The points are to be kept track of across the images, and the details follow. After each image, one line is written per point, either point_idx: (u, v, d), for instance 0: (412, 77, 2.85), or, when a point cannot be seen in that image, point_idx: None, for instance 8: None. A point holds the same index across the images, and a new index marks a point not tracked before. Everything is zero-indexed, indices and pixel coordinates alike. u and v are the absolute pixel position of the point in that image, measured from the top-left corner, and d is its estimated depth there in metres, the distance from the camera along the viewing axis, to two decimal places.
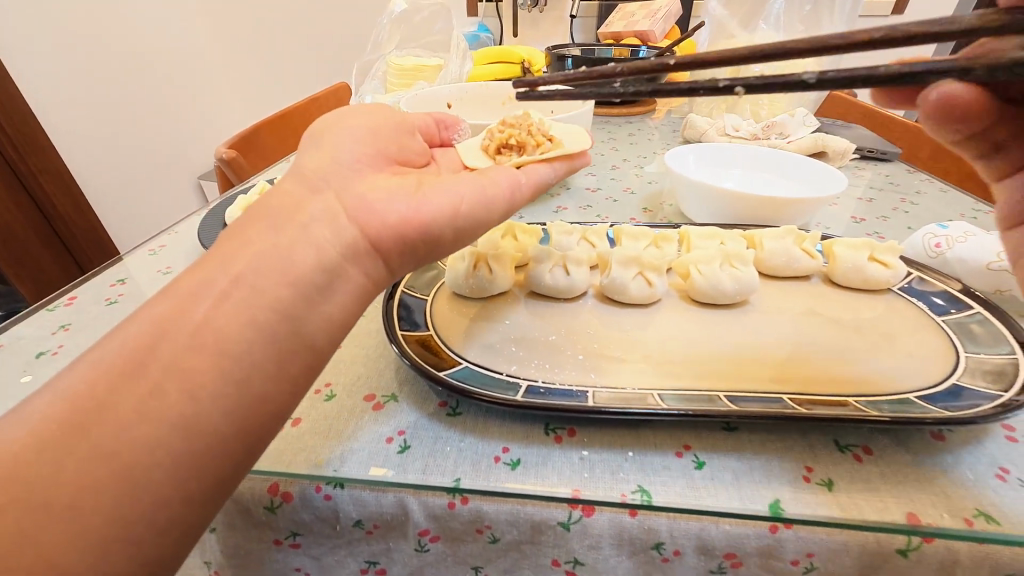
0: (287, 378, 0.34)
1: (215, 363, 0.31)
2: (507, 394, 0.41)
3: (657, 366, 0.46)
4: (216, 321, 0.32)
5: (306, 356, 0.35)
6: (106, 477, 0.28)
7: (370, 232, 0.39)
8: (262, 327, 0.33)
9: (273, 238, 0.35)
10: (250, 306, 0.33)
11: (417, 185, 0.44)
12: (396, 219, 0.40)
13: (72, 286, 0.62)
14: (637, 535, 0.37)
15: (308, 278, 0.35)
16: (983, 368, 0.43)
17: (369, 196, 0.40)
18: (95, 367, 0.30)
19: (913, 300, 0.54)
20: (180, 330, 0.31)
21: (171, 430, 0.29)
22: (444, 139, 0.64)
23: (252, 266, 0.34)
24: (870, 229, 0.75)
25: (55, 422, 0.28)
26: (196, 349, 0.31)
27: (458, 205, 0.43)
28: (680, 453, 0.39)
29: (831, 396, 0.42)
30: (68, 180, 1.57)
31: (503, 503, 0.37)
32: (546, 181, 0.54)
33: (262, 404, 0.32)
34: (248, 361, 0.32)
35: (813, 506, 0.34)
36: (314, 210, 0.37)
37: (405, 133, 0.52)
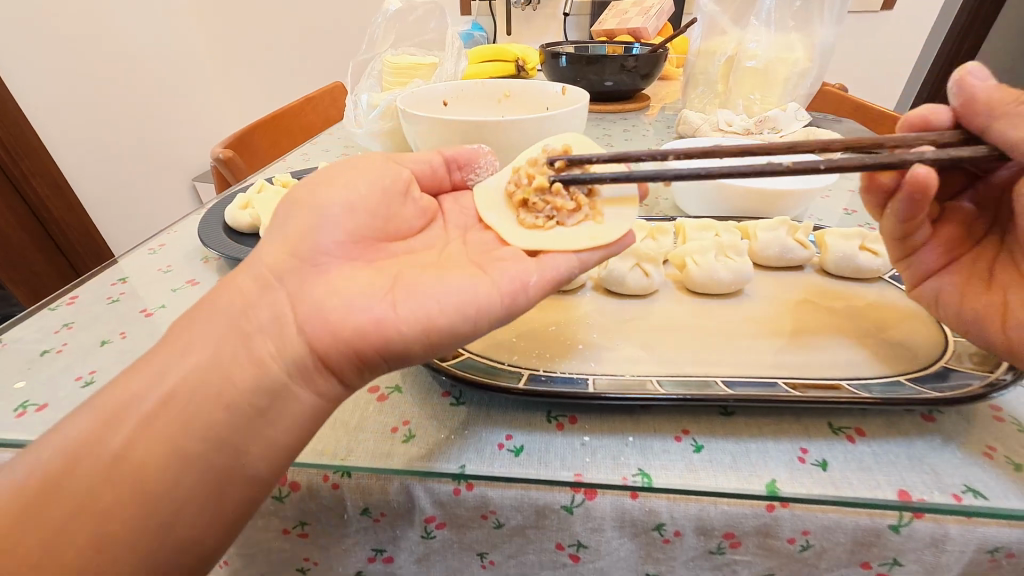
0: (216, 513, 0.34)
1: (132, 506, 0.32)
2: (509, 382, 0.42)
3: (656, 355, 0.47)
4: (137, 453, 0.33)
5: (240, 489, 0.35)
6: (117, 503, 0.32)
7: (319, 347, 0.37)
8: (187, 461, 0.33)
9: (212, 351, 0.36)
10: (176, 439, 0.33)
11: (392, 286, 0.41)
12: (351, 331, 0.37)
13: (72, 286, 0.63)
14: (639, 517, 0.38)
15: (244, 404, 0.35)
16: (971, 351, 0.45)
17: (326, 303, 0.38)
18: (117, 398, 0.34)
19: (903, 289, 0.55)
20: (101, 459, 0.32)
21: (175, 466, 0.33)
22: (456, 182, 0.60)
23: (186, 391, 0.35)
24: (862, 221, 0.76)
25: (79, 450, 0.33)
26: (111, 487, 0.32)
27: (431, 324, 0.38)
28: (679, 438, 0.40)
29: (824, 380, 0.43)
30: (60, 183, 1.55)
31: (507, 489, 0.38)
32: (564, 276, 0.45)
33: (184, 547, 0.33)
34: (173, 499, 0.33)
35: (807, 484, 0.36)
36: (261, 318, 0.38)
37: (399, 198, 0.50)
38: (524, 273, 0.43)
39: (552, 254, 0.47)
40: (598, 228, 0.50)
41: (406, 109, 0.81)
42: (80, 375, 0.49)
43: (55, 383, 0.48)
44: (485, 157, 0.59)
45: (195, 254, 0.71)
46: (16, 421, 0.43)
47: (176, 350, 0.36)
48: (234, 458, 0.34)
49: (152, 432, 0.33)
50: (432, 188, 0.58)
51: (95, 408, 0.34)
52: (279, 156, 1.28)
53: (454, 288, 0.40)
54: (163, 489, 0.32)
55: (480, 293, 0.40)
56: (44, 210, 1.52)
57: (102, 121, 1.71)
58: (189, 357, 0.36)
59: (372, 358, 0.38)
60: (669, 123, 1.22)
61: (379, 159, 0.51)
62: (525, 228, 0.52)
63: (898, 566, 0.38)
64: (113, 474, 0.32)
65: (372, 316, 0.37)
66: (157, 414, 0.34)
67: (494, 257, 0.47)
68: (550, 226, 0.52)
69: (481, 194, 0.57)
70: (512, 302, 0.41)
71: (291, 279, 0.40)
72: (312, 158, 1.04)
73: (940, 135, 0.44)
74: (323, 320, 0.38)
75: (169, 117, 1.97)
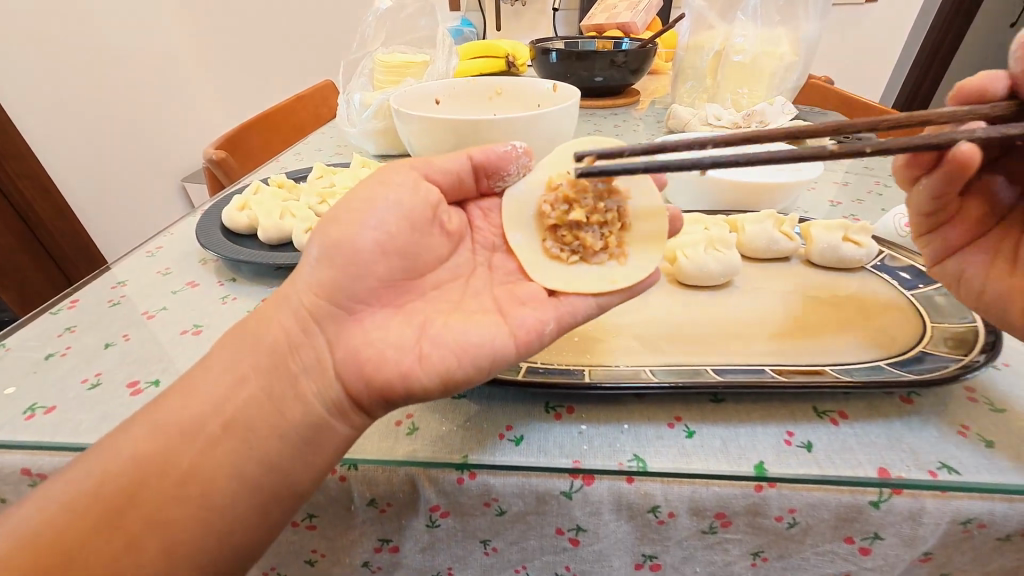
0: (267, 528, 0.37)
1: (196, 519, 0.35)
2: (508, 373, 0.44)
3: (648, 345, 0.49)
4: (196, 466, 0.36)
5: (289, 506, 0.38)
6: (187, 497, 0.35)
7: (354, 391, 0.40)
8: (246, 481, 0.36)
9: (265, 382, 0.39)
10: (239, 458, 0.36)
11: (420, 334, 0.42)
12: (381, 380, 0.39)
13: (73, 290, 0.63)
14: (634, 500, 0.40)
15: (294, 431, 0.38)
16: (947, 335, 0.47)
17: (362, 352, 0.41)
18: (185, 409, 0.37)
19: (884, 277, 0.58)
20: (169, 474, 0.35)
21: (241, 472, 0.36)
22: (483, 189, 0.55)
23: (246, 416, 0.37)
24: (847, 212, 0.78)
25: (150, 451, 0.35)
26: (178, 501, 0.35)
27: (449, 374, 0.39)
28: (672, 424, 0.42)
29: (808, 365, 0.46)
30: (48, 186, 1.53)
31: (509, 477, 0.40)
32: (579, 322, 0.47)
33: (235, 555, 0.36)
34: (230, 515, 0.36)
35: (795, 465, 0.38)
36: (304, 360, 0.41)
37: (427, 226, 0.48)
38: (539, 318, 0.45)
39: (573, 296, 0.47)
40: (620, 267, 0.51)
41: (400, 109, 0.82)
42: (86, 377, 0.50)
43: (62, 385, 0.48)
44: (520, 159, 0.53)
45: (193, 255, 0.72)
46: (25, 423, 0.44)
47: (231, 375, 0.39)
48: (287, 479, 0.37)
49: (214, 451, 0.36)
50: (457, 197, 0.54)
51: (156, 422, 0.37)
52: (272, 156, 1.29)
53: (473, 336, 0.42)
54: (214, 506, 0.35)
55: (496, 345, 0.42)
56: (31, 212, 1.50)
57: (90, 123, 1.69)
58: (245, 384, 0.39)
59: (399, 402, 0.40)
60: (659, 118, 1.23)
61: (402, 181, 0.47)
62: (548, 257, 0.52)
63: (880, 539, 0.40)
64: (181, 488, 0.35)
65: (401, 369, 0.40)
66: (219, 428, 0.37)
67: (515, 298, 0.47)
68: (571, 260, 0.52)
69: (512, 208, 0.54)
70: (524, 350, 0.43)
71: (331, 327, 0.42)
72: (306, 158, 1.05)
73: (994, 107, 0.44)
74: (358, 367, 0.40)
75: (158, 118, 1.96)
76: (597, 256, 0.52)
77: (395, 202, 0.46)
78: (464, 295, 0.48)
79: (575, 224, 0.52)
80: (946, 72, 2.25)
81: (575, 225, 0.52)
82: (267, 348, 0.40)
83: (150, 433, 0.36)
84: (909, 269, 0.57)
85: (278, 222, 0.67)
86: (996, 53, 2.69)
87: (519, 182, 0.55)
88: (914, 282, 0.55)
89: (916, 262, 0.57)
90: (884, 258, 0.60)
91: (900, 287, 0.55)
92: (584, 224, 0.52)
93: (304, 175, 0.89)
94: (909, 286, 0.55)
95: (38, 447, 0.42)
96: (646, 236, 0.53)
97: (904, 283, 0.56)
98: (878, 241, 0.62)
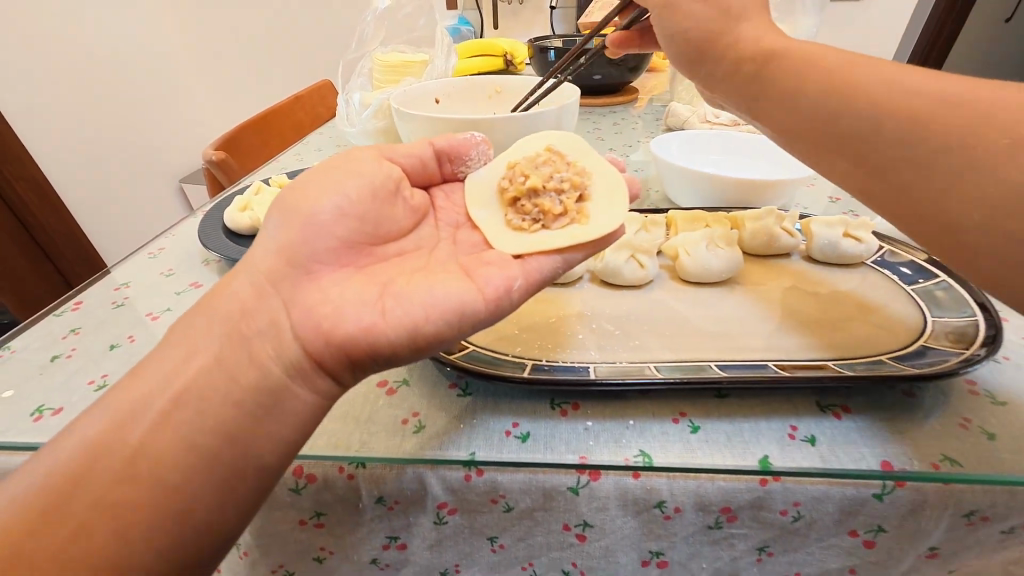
0: (232, 502, 0.36)
1: (153, 498, 0.34)
2: (514, 371, 0.44)
3: (648, 342, 0.50)
4: (151, 444, 0.35)
5: (254, 479, 0.37)
6: (143, 476, 0.34)
7: (313, 351, 0.40)
8: (201, 452, 0.35)
9: (217, 350, 0.39)
10: (192, 432, 0.36)
11: (381, 293, 0.43)
12: (339, 336, 0.40)
13: (76, 293, 0.63)
14: (641, 496, 0.40)
15: (251, 398, 0.38)
16: (947, 330, 0.47)
17: (317, 309, 0.41)
18: (135, 388, 0.37)
19: (883, 272, 0.58)
20: (119, 455, 0.34)
21: (192, 447, 0.35)
22: (446, 173, 0.60)
23: (196, 390, 0.37)
24: (846, 208, 0.79)
25: (98, 435, 0.35)
26: (131, 482, 0.34)
27: (417, 330, 0.40)
28: (677, 420, 0.42)
29: (811, 360, 0.46)
30: (47, 190, 1.54)
31: (516, 473, 0.40)
32: (546, 278, 0.48)
33: (199, 531, 0.35)
34: (187, 490, 0.35)
35: (798, 460, 0.38)
36: (259, 323, 0.41)
37: (389, 197, 0.51)
38: (507, 277, 0.45)
39: (535, 256, 0.48)
40: (581, 228, 0.52)
41: (399, 108, 0.82)
42: (94, 379, 0.50)
43: (69, 388, 0.49)
44: (476, 144, 0.60)
45: (195, 257, 0.72)
46: (34, 425, 0.44)
47: (181, 351, 0.38)
48: (245, 448, 0.36)
49: (167, 425, 0.35)
50: (422, 182, 0.59)
51: (106, 408, 0.36)
52: (273, 154, 1.29)
53: (441, 295, 0.42)
54: (171, 482, 0.34)
55: (464, 300, 0.42)
56: (29, 214, 1.52)
57: (87, 121, 1.68)
58: (196, 357, 0.38)
59: (363, 359, 0.40)
60: (658, 115, 1.24)
61: (366, 158, 0.51)
62: (511, 228, 0.54)
63: (883, 532, 0.40)
64: (132, 465, 0.34)
65: (363, 324, 0.40)
66: (170, 404, 0.36)
67: (479, 262, 0.48)
68: (534, 228, 0.54)
69: (473, 186, 0.59)
70: (494, 308, 0.43)
71: (287, 286, 0.43)
72: (306, 158, 1.05)
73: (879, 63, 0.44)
74: (314, 326, 0.40)
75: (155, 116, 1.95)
76: (557, 220, 0.53)
77: (365, 185, 0.49)
78: (429, 262, 0.50)
79: (533, 191, 0.56)
80: (940, 67, 2.31)
81: (532, 192, 0.56)
82: (220, 321, 0.40)
83: (100, 417, 0.35)
84: (908, 263, 0.58)
85: None
86: (995, 47, 2.73)
87: (477, 172, 0.61)
88: (914, 277, 0.56)
89: (916, 257, 0.58)
90: (883, 254, 0.61)
91: (901, 282, 0.56)
92: (541, 191, 0.55)
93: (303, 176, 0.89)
94: (909, 281, 0.55)
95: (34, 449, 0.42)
96: (606, 202, 0.55)
97: (904, 278, 0.56)
98: (877, 236, 0.63)
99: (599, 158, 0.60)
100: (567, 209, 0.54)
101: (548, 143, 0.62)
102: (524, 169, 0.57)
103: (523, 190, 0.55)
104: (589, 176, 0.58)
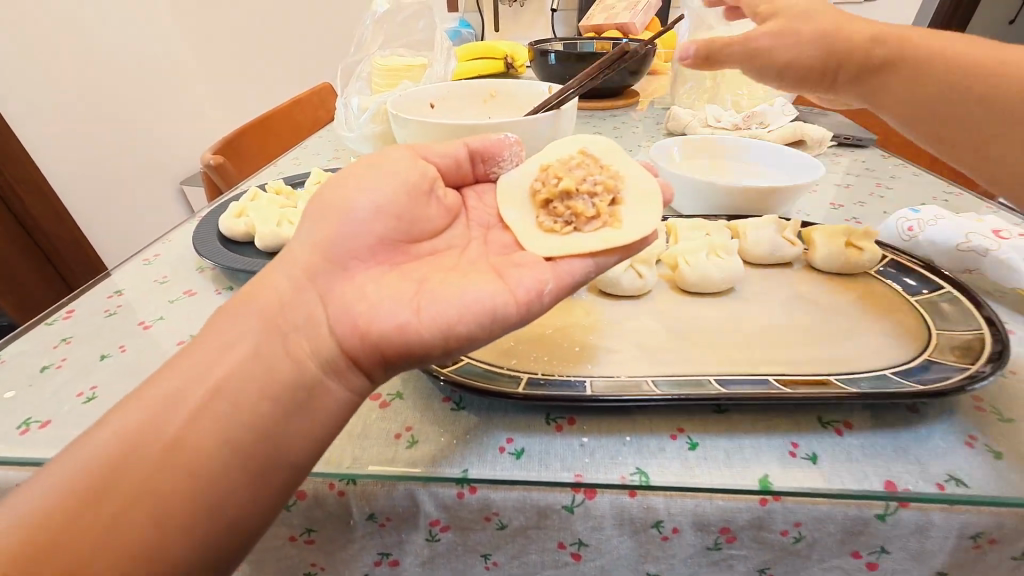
0: (266, 493, 0.36)
1: (190, 487, 0.33)
2: (509, 386, 0.43)
3: (648, 354, 0.49)
4: (191, 435, 0.34)
5: (288, 472, 0.36)
6: (178, 466, 0.33)
7: (349, 348, 0.40)
8: (237, 443, 0.35)
9: (255, 343, 0.38)
10: (229, 423, 0.35)
11: (417, 290, 0.42)
12: (376, 334, 0.39)
13: (68, 300, 0.63)
14: (637, 515, 0.39)
15: (286, 392, 0.37)
16: (953, 343, 0.46)
17: (354, 306, 0.41)
18: (175, 377, 0.36)
19: (888, 283, 0.57)
20: (157, 443, 0.34)
21: (231, 436, 0.35)
22: (479, 174, 0.60)
23: (235, 382, 0.36)
24: (849, 215, 0.78)
25: (136, 422, 0.34)
26: (168, 470, 0.33)
27: (451, 329, 0.39)
28: (675, 436, 0.42)
29: (812, 375, 0.45)
30: (48, 193, 1.54)
31: (510, 491, 0.39)
32: (578, 282, 0.47)
33: (231, 522, 0.34)
34: (224, 480, 0.34)
35: (800, 479, 0.37)
36: (298, 317, 0.40)
37: (423, 196, 0.50)
38: (539, 278, 0.44)
39: (568, 259, 0.47)
40: (615, 233, 0.51)
41: (396, 112, 0.82)
42: (81, 392, 0.49)
43: (57, 400, 0.48)
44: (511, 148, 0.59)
45: (190, 262, 0.71)
46: (18, 438, 0.44)
47: (220, 341, 0.38)
48: (280, 441, 0.36)
49: (204, 415, 0.35)
50: (456, 182, 0.59)
51: (149, 397, 0.35)
52: (270, 159, 1.28)
53: (473, 296, 0.41)
54: (208, 471, 0.34)
55: (496, 303, 0.41)
56: (28, 216, 1.51)
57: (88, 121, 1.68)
58: (234, 349, 0.38)
59: (396, 357, 0.40)
60: (659, 119, 1.23)
61: (402, 156, 0.51)
62: (543, 230, 0.54)
63: (886, 554, 0.39)
64: (171, 454, 0.34)
65: (398, 322, 0.39)
66: (208, 396, 0.35)
67: (512, 262, 0.47)
68: (566, 231, 0.53)
69: (505, 187, 0.59)
70: (525, 311, 0.42)
71: (322, 280, 0.42)
72: (304, 162, 1.04)
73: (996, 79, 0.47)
74: (351, 321, 0.40)
75: (157, 117, 1.95)
76: (590, 223, 0.53)
77: (399, 182, 0.48)
78: (460, 261, 0.49)
79: (566, 194, 0.55)
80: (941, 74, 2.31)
81: (565, 195, 0.55)
82: (258, 314, 0.40)
83: (139, 406, 0.35)
84: (912, 273, 0.57)
85: (275, 229, 0.66)
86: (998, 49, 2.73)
87: (509, 172, 0.60)
88: (918, 288, 0.55)
89: (920, 267, 0.57)
90: (887, 264, 0.60)
91: (905, 293, 0.55)
92: (574, 194, 0.55)
93: (301, 180, 0.88)
94: (913, 292, 0.54)
95: (22, 462, 0.41)
96: (639, 207, 0.54)
97: (908, 289, 0.55)
98: (879, 245, 0.62)
99: (630, 163, 0.60)
100: (601, 212, 0.53)
101: (580, 147, 0.61)
102: (557, 172, 0.57)
103: (558, 191, 0.54)
104: (623, 180, 0.58)
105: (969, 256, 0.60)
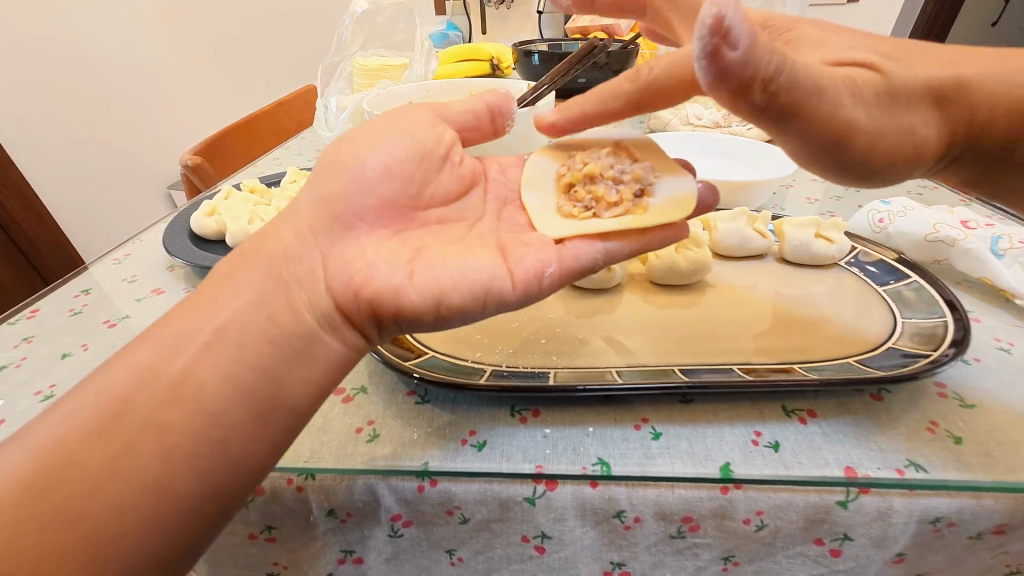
0: (266, 442, 0.35)
1: (193, 424, 0.32)
2: (471, 378, 0.43)
3: (617, 346, 0.49)
4: (198, 373, 0.34)
5: (288, 421, 0.35)
6: (180, 401, 0.33)
7: (344, 303, 0.38)
8: (241, 387, 0.34)
9: (259, 290, 0.37)
10: (232, 364, 0.34)
11: (414, 256, 0.40)
12: (372, 291, 0.38)
13: (34, 299, 0.62)
14: (599, 506, 0.39)
15: (285, 337, 0.36)
16: (916, 331, 0.46)
17: (353, 263, 0.39)
18: (182, 323, 0.36)
19: (855, 273, 0.58)
20: (163, 380, 0.33)
21: (231, 379, 0.34)
22: (498, 127, 0.53)
23: (239, 326, 0.35)
24: (824, 209, 0.78)
25: (145, 363, 0.34)
26: (174, 404, 0.33)
27: (442, 297, 0.38)
28: (638, 426, 0.41)
29: (777, 363, 0.45)
30: (29, 194, 1.52)
31: (471, 484, 0.39)
32: (582, 267, 0.44)
33: (230, 468, 0.33)
34: (224, 420, 0.33)
35: (760, 467, 0.37)
36: (299, 270, 0.39)
37: (434, 161, 0.47)
38: (541, 260, 0.42)
39: (575, 240, 0.45)
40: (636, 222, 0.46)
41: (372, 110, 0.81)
42: (39, 390, 0.48)
43: (14, 398, 0.47)
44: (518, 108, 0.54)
45: (162, 262, 0.70)
46: None
47: (229, 287, 0.37)
48: (281, 384, 0.35)
49: (208, 357, 0.34)
50: (472, 138, 0.53)
51: (158, 341, 0.35)
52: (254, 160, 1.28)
53: (472, 268, 0.40)
54: (209, 409, 0.33)
55: (492, 277, 0.40)
56: (11, 221, 1.48)
57: (70, 123, 1.67)
58: (239, 297, 0.37)
59: (387, 316, 0.39)
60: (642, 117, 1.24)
61: (423, 120, 0.49)
62: (561, 214, 0.50)
63: (849, 540, 0.39)
64: (176, 392, 0.33)
65: (392, 283, 0.38)
66: (211, 340, 0.35)
67: (519, 240, 0.45)
68: (584, 216, 0.49)
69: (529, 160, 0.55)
70: (523, 294, 0.41)
71: (328, 239, 0.40)
72: (283, 162, 1.04)
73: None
74: (348, 279, 0.38)
75: (141, 120, 1.95)
76: (611, 210, 0.49)
77: (412, 143, 0.46)
78: (466, 230, 0.48)
79: (590, 176, 0.50)
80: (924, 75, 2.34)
81: (589, 178, 0.50)
82: (262, 267, 0.38)
83: (141, 354, 0.34)
84: (880, 264, 0.57)
85: (245, 226, 0.66)
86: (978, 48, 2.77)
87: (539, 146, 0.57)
88: (885, 278, 0.55)
89: (886, 257, 0.57)
90: (856, 254, 0.60)
91: (873, 283, 0.55)
92: (600, 176, 0.50)
93: (277, 180, 0.87)
94: (880, 282, 0.55)
95: None
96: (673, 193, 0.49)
97: (875, 279, 0.56)
98: (848, 236, 0.62)
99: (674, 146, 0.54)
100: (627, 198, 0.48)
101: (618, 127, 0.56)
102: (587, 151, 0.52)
103: (585, 173, 0.50)
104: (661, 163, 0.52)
105: (940, 247, 0.60)
